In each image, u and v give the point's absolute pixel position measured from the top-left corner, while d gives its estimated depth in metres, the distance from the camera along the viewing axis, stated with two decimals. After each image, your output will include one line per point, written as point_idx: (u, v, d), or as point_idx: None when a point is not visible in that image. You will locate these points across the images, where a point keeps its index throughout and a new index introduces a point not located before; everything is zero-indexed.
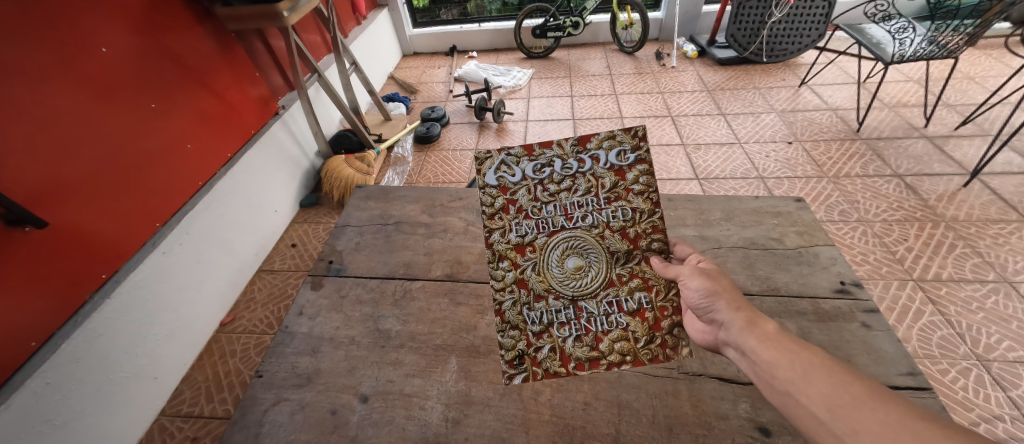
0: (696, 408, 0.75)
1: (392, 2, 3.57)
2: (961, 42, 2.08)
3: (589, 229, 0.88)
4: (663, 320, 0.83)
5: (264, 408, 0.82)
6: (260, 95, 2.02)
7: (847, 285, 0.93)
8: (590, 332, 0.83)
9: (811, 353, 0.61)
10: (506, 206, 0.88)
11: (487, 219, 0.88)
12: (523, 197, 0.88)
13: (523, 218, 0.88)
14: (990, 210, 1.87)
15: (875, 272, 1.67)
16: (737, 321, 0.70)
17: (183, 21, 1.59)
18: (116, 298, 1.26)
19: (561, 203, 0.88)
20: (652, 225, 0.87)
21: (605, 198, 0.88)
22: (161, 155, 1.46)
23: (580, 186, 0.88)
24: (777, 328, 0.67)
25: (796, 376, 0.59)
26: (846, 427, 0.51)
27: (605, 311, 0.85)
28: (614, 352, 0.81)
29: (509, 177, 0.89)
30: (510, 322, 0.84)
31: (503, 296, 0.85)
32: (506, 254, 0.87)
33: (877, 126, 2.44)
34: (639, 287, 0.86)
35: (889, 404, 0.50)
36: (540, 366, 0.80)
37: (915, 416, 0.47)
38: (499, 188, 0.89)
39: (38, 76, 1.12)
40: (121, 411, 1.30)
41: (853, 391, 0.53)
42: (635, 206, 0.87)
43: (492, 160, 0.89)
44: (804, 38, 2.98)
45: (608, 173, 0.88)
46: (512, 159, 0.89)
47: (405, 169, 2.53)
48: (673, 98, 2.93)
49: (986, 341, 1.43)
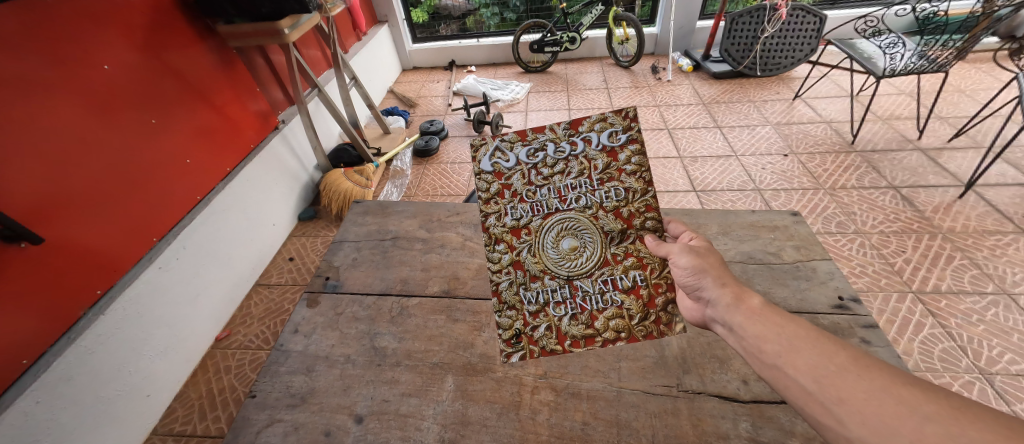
0: (696, 427, 0.73)
1: (392, 18, 3.64)
2: (950, 57, 2.13)
3: (583, 211, 0.88)
4: (657, 296, 0.85)
5: (257, 429, 0.80)
6: (259, 109, 2.03)
7: (845, 301, 0.93)
8: (585, 311, 0.85)
9: (795, 325, 0.62)
10: (501, 190, 0.89)
11: (482, 203, 0.89)
12: (518, 182, 0.89)
13: (517, 202, 0.89)
14: (987, 221, 1.88)
15: (874, 284, 1.67)
16: (724, 297, 0.71)
17: (183, 37, 1.61)
18: (111, 314, 1.25)
19: (555, 186, 0.89)
20: (646, 204, 0.87)
21: (598, 179, 0.88)
22: (161, 170, 1.47)
23: (572, 169, 0.89)
24: (763, 303, 0.69)
25: (783, 348, 0.60)
26: (834, 396, 0.52)
27: (600, 289, 0.86)
28: (609, 330, 0.84)
29: (504, 163, 0.89)
30: (507, 302, 0.86)
31: (499, 277, 0.88)
32: (502, 237, 0.89)
33: (872, 138, 2.47)
34: (634, 266, 0.87)
35: (873, 372, 0.52)
36: (538, 344, 0.83)
37: (899, 383, 0.49)
38: (494, 174, 0.90)
39: (40, 90, 1.13)
40: (112, 429, 1.27)
41: (839, 361, 0.55)
42: (628, 186, 0.87)
43: (487, 147, 0.90)
44: (797, 53, 3.07)
45: (600, 154, 0.88)
46: (506, 145, 0.90)
47: (404, 182, 2.53)
48: (670, 111, 2.97)
49: (988, 354, 1.42)
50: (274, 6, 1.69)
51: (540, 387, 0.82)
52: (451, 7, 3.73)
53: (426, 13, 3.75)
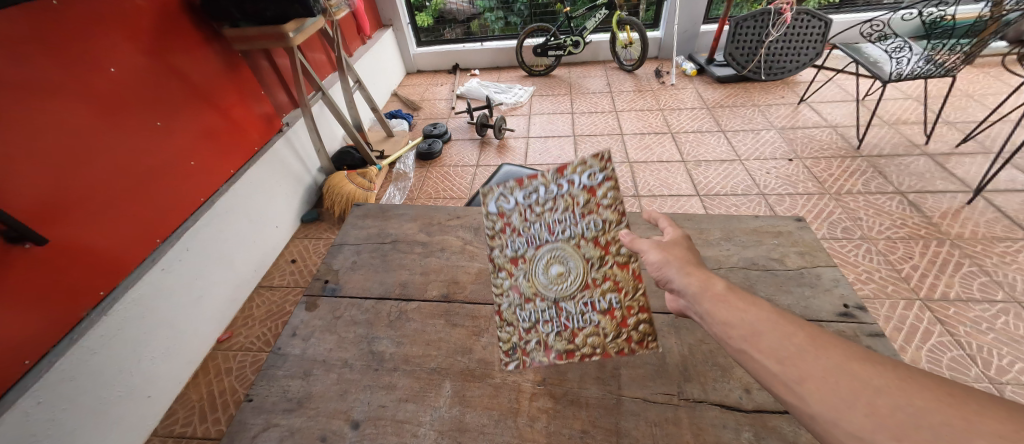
0: (698, 436, 0.72)
1: (397, 22, 3.66)
2: (958, 61, 2.09)
3: (570, 241, 0.88)
4: (630, 317, 0.86)
5: (252, 434, 0.80)
6: (264, 113, 2.05)
7: (850, 309, 0.91)
8: (568, 328, 0.88)
9: (756, 306, 0.58)
10: (503, 227, 0.88)
11: (487, 239, 0.88)
12: (516, 219, 0.88)
13: (514, 235, 0.88)
14: (996, 228, 1.85)
15: (881, 291, 1.65)
16: (690, 285, 0.65)
17: (190, 41, 1.63)
18: (113, 314, 1.26)
19: (546, 221, 0.87)
20: (621, 233, 0.87)
21: (581, 215, 0.87)
22: (165, 173, 1.48)
23: (560, 206, 0.87)
24: (726, 286, 0.63)
25: (746, 331, 0.55)
26: (796, 376, 0.48)
27: (580, 310, 0.88)
28: (586, 346, 0.86)
29: (505, 203, 0.87)
30: (506, 319, 0.88)
31: (500, 299, 0.89)
32: (503, 265, 0.88)
33: (878, 143, 2.44)
34: (610, 288, 0.88)
35: (829, 348, 0.49)
36: (529, 356, 0.86)
37: (853, 359, 0.46)
38: (497, 213, 0.88)
39: (46, 93, 1.14)
40: (110, 431, 1.26)
41: (798, 341, 0.51)
42: (605, 218, 0.86)
43: (492, 189, 0.86)
44: (802, 57, 3.03)
45: (582, 192, 0.86)
46: (507, 187, 0.86)
47: (406, 185, 2.54)
48: (673, 115, 2.96)
49: (998, 362, 1.39)
50: (279, 10, 1.70)
51: (538, 394, 0.81)
52: (455, 11, 3.74)
53: (431, 17, 3.77)
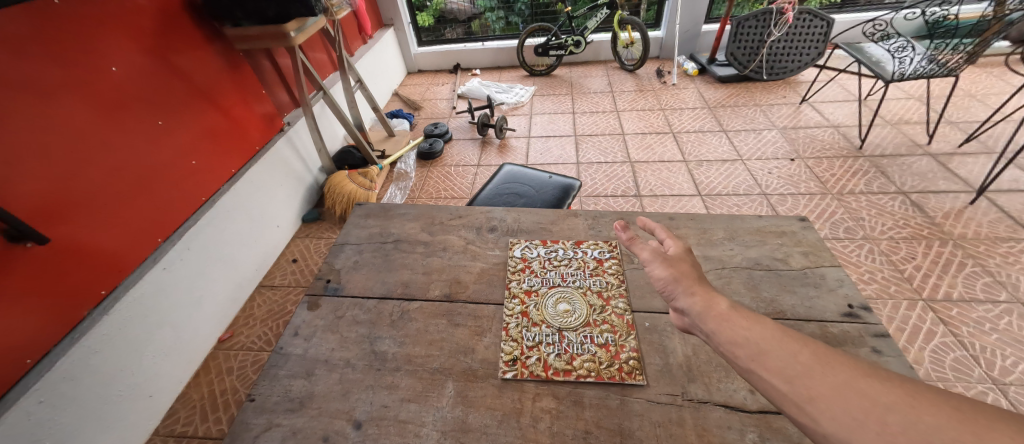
0: (701, 437, 0.72)
1: (398, 22, 3.65)
2: (961, 61, 2.09)
3: (578, 289, 1.01)
4: (624, 352, 0.87)
5: (254, 434, 0.79)
6: (266, 112, 2.05)
7: (855, 310, 0.91)
8: (567, 351, 0.88)
9: (760, 325, 0.57)
10: (524, 267, 1.08)
11: (510, 272, 1.08)
12: (536, 264, 1.09)
13: (532, 275, 1.06)
14: (999, 228, 1.84)
15: (884, 291, 1.64)
16: (694, 306, 0.64)
17: (192, 40, 1.63)
18: (115, 313, 1.25)
19: (561, 271, 1.06)
20: (620, 291, 1.00)
21: (590, 272, 1.05)
22: (166, 172, 1.48)
23: (573, 264, 1.08)
24: (730, 306, 0.62)
25: (753, 350, 0.54)
26: (804, 394, 0.47)
27: (580, 340, 0.90)
28: (583, 368, 0.84)
29: (530, 252, 1.13)
30: (511, 335, 0.92)
31: (509, 319, 0.95)
32: (517, 294, 1.01)
33: (881, 143, 2.44)
34: (608, 329, 0.91)
35: (835, 364, 0.48)
36: (529, 367, 0.85)
37: (859, 377, 0.46)
38: (521, 258, 1.12)
39: (48, 93, 1.14)
40: (111, 431, 1.26)
41: (804, 359, 0.50)
42: (608, 279, 1.03)
43: (519, 243, 1.16)
44: (804, 57, 3.02)
45: (592, 260, 1.09)
46: (531, 245, 1.15)
47: (407, 185, 2.53)
48: (674, 115, 2.95)
49: (1002, 363, 1.39)
50: (280, 9, 1.68)
51: (541, 395, 0.81)
52: (456, 11, 3.74)
53: (432, 17, 3.77)
